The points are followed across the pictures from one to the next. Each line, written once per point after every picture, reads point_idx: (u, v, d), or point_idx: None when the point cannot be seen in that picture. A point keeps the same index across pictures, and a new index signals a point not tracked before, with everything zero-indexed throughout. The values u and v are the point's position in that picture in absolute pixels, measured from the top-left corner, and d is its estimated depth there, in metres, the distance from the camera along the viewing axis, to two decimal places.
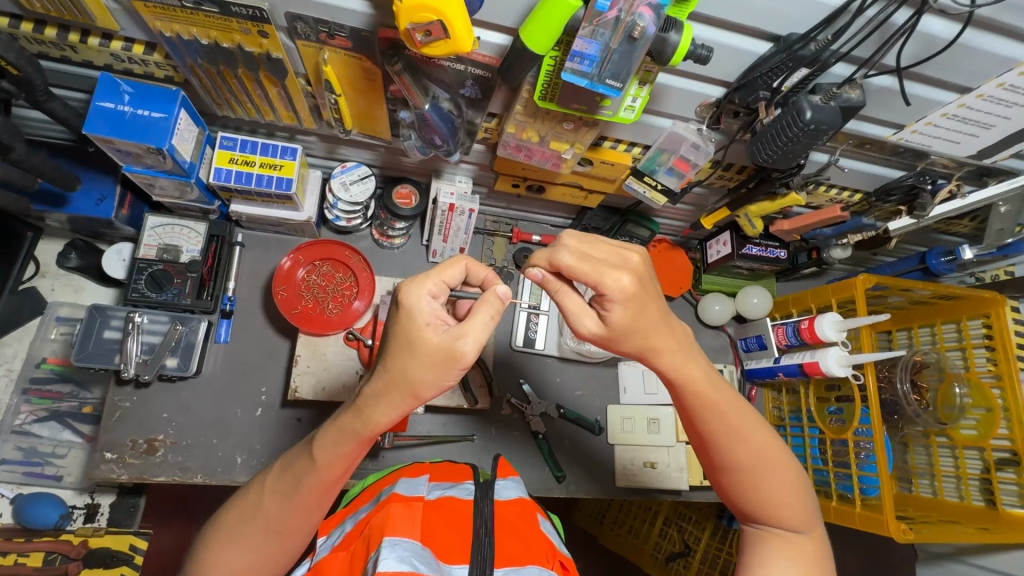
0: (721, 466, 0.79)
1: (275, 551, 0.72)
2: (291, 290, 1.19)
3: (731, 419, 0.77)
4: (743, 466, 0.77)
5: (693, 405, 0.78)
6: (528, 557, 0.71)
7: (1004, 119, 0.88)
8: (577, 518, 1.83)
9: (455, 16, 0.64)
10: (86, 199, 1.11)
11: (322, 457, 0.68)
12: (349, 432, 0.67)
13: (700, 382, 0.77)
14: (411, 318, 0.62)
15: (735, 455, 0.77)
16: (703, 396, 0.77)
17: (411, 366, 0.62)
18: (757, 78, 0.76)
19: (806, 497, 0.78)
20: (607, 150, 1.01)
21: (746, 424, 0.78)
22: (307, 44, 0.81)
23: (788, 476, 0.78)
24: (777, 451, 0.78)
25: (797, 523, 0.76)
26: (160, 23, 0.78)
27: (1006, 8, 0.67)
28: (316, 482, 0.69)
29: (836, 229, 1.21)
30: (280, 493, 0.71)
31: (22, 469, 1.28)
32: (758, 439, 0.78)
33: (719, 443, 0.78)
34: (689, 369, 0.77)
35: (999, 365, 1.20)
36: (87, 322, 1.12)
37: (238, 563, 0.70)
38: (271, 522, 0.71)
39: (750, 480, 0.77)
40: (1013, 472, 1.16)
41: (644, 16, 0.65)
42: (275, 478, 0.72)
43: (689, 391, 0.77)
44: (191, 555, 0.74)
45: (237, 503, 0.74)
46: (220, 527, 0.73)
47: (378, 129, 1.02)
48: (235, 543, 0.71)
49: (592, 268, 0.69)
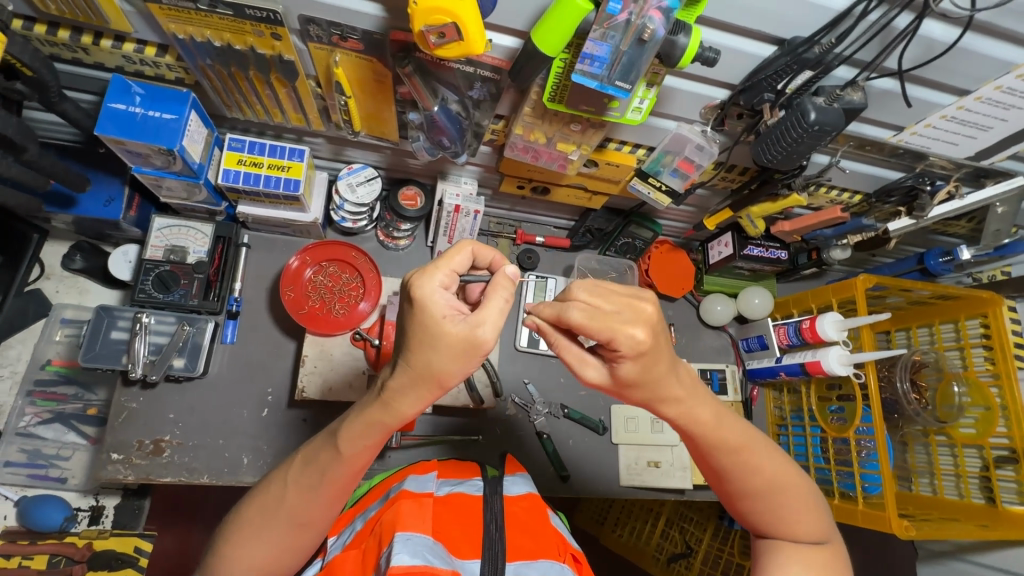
0: (736, 495, 0.78)
1: (297, 542, 0.73)
2: (298, 290, 1.20)
3: (745, 452, 0.75)
4: (759, 492, 0.77)
5: (706, 445, 0.75)
6: (540, 551, 0.71)
7: (1001, 122, 0.90)
8: (578, 519, 1.83)
9: (469, 19, 0.65)
10: (94, 201, 1.12)
11: (348, 449, 0.69)
12: (377, 423, 0.69)
13: (710, 425, 0.73)
14: (428, 311, 0.62)
15: (751, 484, 0.76)
16: (714, 437, 0.74)
17: (434, 359, 0.63)
18: (762, 80, 0.78)
19: (818, 510, 0.79)
20: (613, 152, 1.02)
21: (759, 450, 0.77)
22: (319, 46, 0.82)
23: (801, 494, 0.78)
24: (790, 472, 0.79)
25: (813, 536, 0.78)
26: (174, 25, 0.79)
27: (1004, 13, 0.69)
28: (343, 472, 0.71)
29: (836, 229, 1.24)
30: (305, 486, 0.71)
31: (26, 472, 1.27)
32: (769, 461, 0.77)
33: (732, 475, 0.77)
34: (697, 420, 0.73)
35: (996, 365, 1.22)
36: (94, 322, 1.12)
37: (262, 555, 0.71)
38: (294, 514, 0.71)
39: (765, 503, 0.77)
40: (1012, 470, 1.17)
41: (654, 19, 0.66)
42: (297, 471, 0.72)
43: (700, 434, 0.74)
44: (212, 553, 0.74)
45: (257, 497, 0.74)
46: (240, 521, 0.73)
47: (386, 131, 1.03)
48: (259, 535, 0.71)
49: (601, 327, 0.60)
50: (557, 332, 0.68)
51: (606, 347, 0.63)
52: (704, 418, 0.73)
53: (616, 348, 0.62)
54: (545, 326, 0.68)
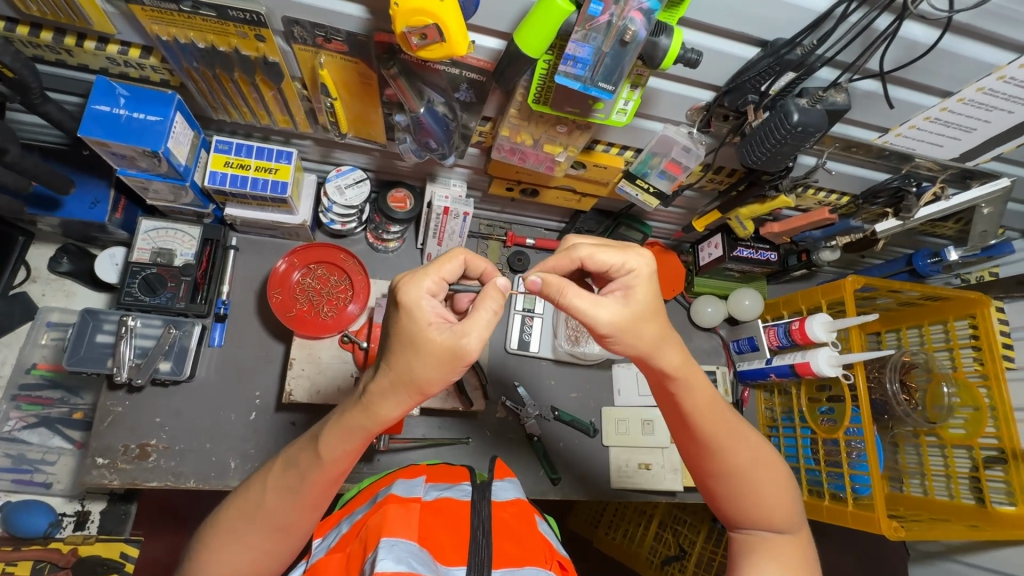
0: (715, 473, 0.79)
1: (274, 548, 0.72)
2: (285, 293, 1.19)
3: (726, 423, 0.78)
4: (738, 471, 0.78)
5: (694, 411, 0.77)
6: (525, 558, 0.71)
7: (984, 123, 0.90)
8: (571, 522, 1.82)
9: (450, 19, 0.65)
10: (80, 203, 1.11)
11: (327, 454, 0.69)
12: (355, 428, 0.68)
13: (701, 383, 0.77)
14: (413, 317, 0.63)
15: (731, 460, 0.78)
16: (703, 402, 0.77)
17: (415, 365, 0.63)
18: (746, 81, 0.78)
19: (793, 498, 0.80)
20: (599, 154, 1.03)
21: (739, 425, 0.80)
22: (304, 48, 0.82)
23: (777, 479, 0.80)
24: (767, 455, 0.81)
25: (784, 523, 0.79)
26: (156, 27, 0.79)
27: (983, 15, 0.70)
28: (321, 477, 0.70)
29: (824, 232, 1.21)
30: (283, 489, 0.71)
31: (10, 477, 1.26)
32: (749, 440, 0.80)
33: (715, 450, 0.78)
34: (692, 375, 0.76)
35: (985, 365, 1.22)
36: (79, 326, 1.11)
37: (238, 561, 0.71)
38: (272, 518, 0.71)
39: (745, 484, 0.78)
40: (1001, 470, 1.19)
41: (635, 21, 0.66)
42: (277, 474, 0.72)
43: (688, 396, 0.77)
44: (190, 555, 0.73)
45: (236, 501, 0.74)
46: (219, 525, 0.72)
47: (373, 133, 1.03)
48: (237, 540, 0.71)
49: (616, 251, 0.72)
50: (565, 284, 0.69)
51: (619, 272, 0.72)
52: (697, 376, 0.77)
53: (632, 269, 0.71)
54: (552, 280, 0.69)
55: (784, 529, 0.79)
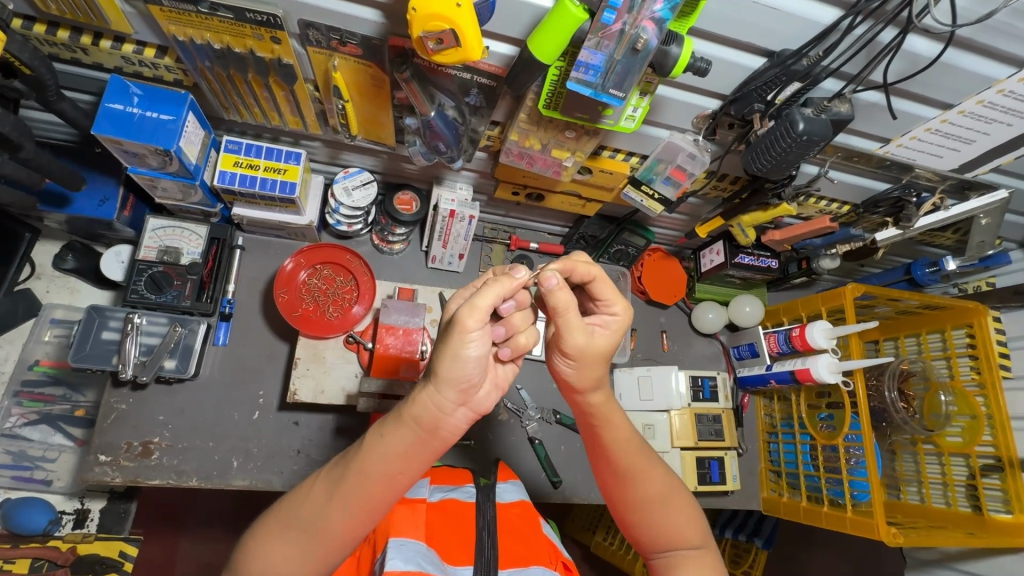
0: (627, 501, 0.81)
1: (309, 554, 0.65)
2: (291, 293, 1.19)
3: (639, 456, 0.81)
4: (648, 499, 0.80)
5: (605, 442, 0.80)
6: (531, 558, 0.72)
7: (983, 135, 0.93)
8: (568, 526, 1.86)
9: (466, 25, 0.66)
10: (89, 201, 1.12)
11: (370, 441, 0.65)
12: (396, 416, 0.64)
13: (615, 419, 0.80)
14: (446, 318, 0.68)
15: (641, 490, 0.80)
16: (614, 437, 0.80)
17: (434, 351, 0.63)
18: (753, 91, 0.80)
19: (699, 520, 0.82)
20: (606, 160, 1.05)
21: (651, 460, 0.82)
22: (318, 50, 0.83)
23: (684, 506, 0.82)
24: (675, 487, 0.83)
25: (696, 540, 0.81)
26: (174, 28, 0.80)
27: (984, 30, 0.72)
28: (364, 469, 0.64)
29: (825, 240, 1.26)
30: (327, 484, 0.66)
31: (11, 473, 1.26)
32: (660, 467, 0.82)
33: (627, 480, 0.80)
34: (611, 410, 0.79)
35: (982, 374, 1.23)
36: (85, 322, 1.11)
37: (273, 560, 0.65)
38: (312, 518, 0.65)
39: (653, 509, 0.80)
40: (997, 478, 1.21)
41: (647, 29, 0.68)
42: (327, 470, 0.68)
43: (606, 431, 0.80)
44: (236, 548, 0.70)
45: (285, 498, 0.70)
46: (265, 519, 0.69)
47: (383, 135, 1.04)
48: (276, 537, 0.66)
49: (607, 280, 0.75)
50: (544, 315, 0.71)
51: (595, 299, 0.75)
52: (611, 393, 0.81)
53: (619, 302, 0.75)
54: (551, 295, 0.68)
55: (694, 545, 0.80)
